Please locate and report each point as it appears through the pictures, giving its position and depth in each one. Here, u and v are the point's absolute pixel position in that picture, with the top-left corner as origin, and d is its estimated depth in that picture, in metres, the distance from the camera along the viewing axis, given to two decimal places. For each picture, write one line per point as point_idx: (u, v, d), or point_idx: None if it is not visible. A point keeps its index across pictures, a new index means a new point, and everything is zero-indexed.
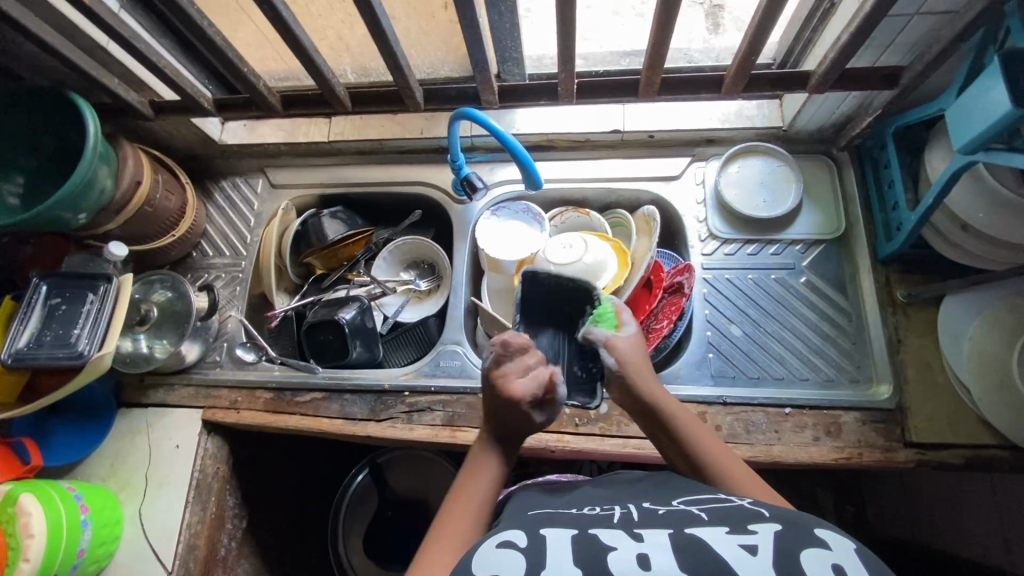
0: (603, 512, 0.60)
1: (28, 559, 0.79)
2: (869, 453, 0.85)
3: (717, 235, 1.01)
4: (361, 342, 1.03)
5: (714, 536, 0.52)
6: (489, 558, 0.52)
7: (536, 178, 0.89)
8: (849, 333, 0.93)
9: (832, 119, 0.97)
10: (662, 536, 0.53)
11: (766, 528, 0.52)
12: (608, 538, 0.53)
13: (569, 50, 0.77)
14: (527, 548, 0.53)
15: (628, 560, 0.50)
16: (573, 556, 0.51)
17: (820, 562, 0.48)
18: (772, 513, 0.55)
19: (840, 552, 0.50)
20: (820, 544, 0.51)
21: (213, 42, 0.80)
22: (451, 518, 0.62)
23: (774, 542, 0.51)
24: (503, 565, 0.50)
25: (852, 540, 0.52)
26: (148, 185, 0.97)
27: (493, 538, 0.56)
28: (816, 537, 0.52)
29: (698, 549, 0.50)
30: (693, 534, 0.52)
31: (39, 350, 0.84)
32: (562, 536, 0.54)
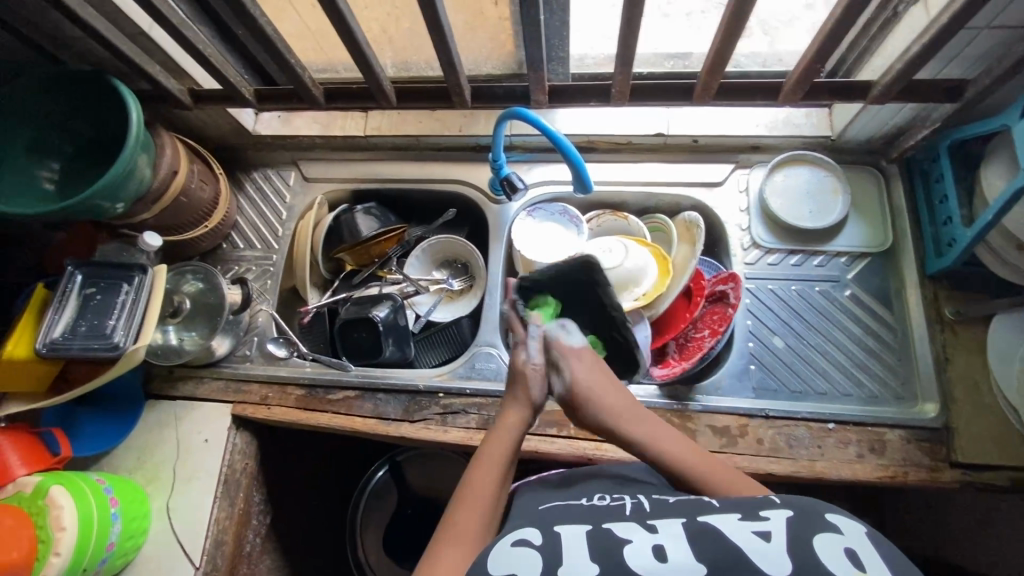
0: (614, 503, 0.60)
1: (59, 553, 0.77)
2: (913, 472, 0.83)
3: (761, 244, 0.99)
4: (394, 341, 1.02)
5: (729, 525, 0.50)
6: (504, 556, 0.51)
7: (586, 180, 0.88)
8: (894, 349, 0.92)
9: (883, 130, 0.95)
10: (675, 527, 0.52)
11: (778, 514, 0.51)
12: (621, 531, 0.53)
13: (630, 51, 0.75)
14: (542, 545, 0.52)
15: (646, 554, 0.49)
16: (589, 553, 0.50)
17: (833, 546, 0.47)
18: (782, 498, 0.53)
19: (852, 537, 0.49)
20: (833, 529, 0.49)
21: (264, 32, 0.78)
22: (474, 484, 0.61)
23: (789, 528, 0.49)
24: (520, 562, 0.50)
25: (862, 523, 0.51)
26: (184, 175, 0.95)
27: (506, 536, 0.55)
28: (828, 521, 0.50)
29: (713, 538, 0.49)
30: (706, 522, 0.51)
31: (73, 341, 0.83)
32: (575, 532, 0.54)
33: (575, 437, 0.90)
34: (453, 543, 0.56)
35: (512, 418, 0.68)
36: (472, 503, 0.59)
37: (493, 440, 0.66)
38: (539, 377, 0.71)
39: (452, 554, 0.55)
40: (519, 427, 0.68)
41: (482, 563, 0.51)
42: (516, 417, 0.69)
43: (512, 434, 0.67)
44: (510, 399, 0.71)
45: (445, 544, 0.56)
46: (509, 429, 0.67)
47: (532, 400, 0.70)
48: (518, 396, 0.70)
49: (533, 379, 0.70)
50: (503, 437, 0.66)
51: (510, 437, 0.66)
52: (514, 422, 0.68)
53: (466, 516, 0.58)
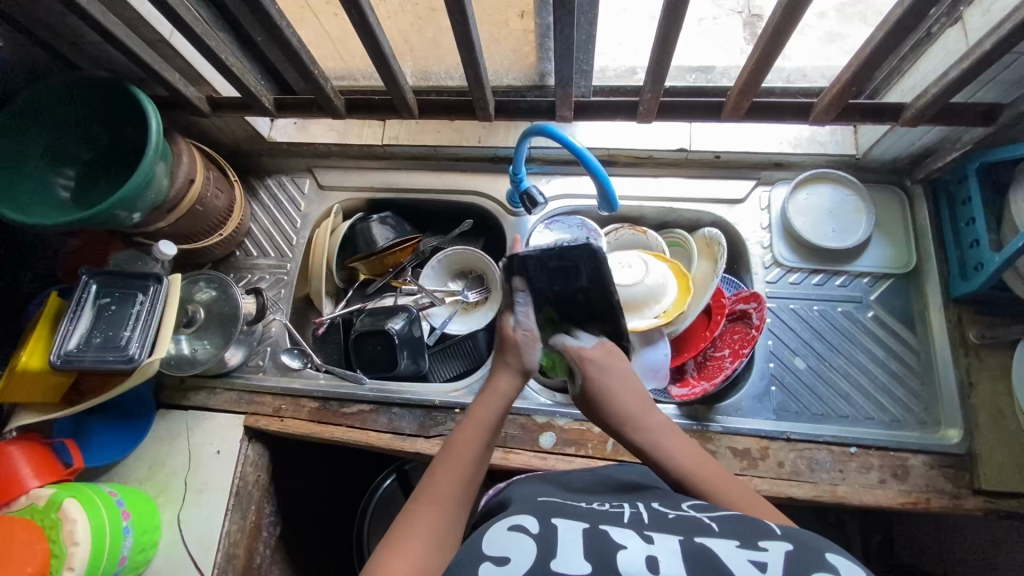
0: (613, 511, 0.58)
1: (72, 568, 0.76)
2: (936, 499, 0.82)
3: (782, 263, 0.98)
4: (409, 353, 1.01)
5: (726, 549, 0.49)
6: (498, 539, 0.53)
7: (612, 198, 0.87)
8: (916, 372, 0.91)
9: (910, 151, 0.94)
10: (672, 542, 0.51)
11: (777, 546, 0.49)
12: (617, 535, 0.52)
13: (662, 69, 0.73)
14: (538, 535, 0.52)
15: (637, 561, 0.48)
16: (584, 550, 0.49)
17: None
18: (783, 531, 0.52)
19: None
20: (830, 569, 0.46)
21: (289, 44, 0.77)
22: (454, 447, 0.64)
23: (786, 561, 0.47)
24: (515, 548, 0.50)
25: (867, 569, 0.47)
26: (200, 183, 0.94)
27: (503, 522, 0.56)
28: (828, 561, 0.47)
29: (708, 557, 0.48)
30: (702, 543, 0.50)
31: (88, 352, 0.82)
32: (571, 530, 0.53)
33: (593, 457, 0.89)
34: (429, 503, 0.59)
35: (501, 387, 0.70)
36: (450, 464, 0.62)
37: (481, 406, 0.68)
38: (528, 343, 0.71)
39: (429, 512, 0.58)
40: (506, 395, 0.69)
41: (477, 542, 0.53)
42: (506, 385, 0.70)
43: (497, 402, 0.69)
44: (503, 365, 0.72)
45: (422, 503, 0.59)
46: (495, 394, 0.69)
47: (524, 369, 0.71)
48: (511, 363, 0.72)
49: (524, 347, 0.71)
50: (488, 403, 0.68)
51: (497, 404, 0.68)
52: (502, 393, 0.69)
53: (443, 479, 0.61)
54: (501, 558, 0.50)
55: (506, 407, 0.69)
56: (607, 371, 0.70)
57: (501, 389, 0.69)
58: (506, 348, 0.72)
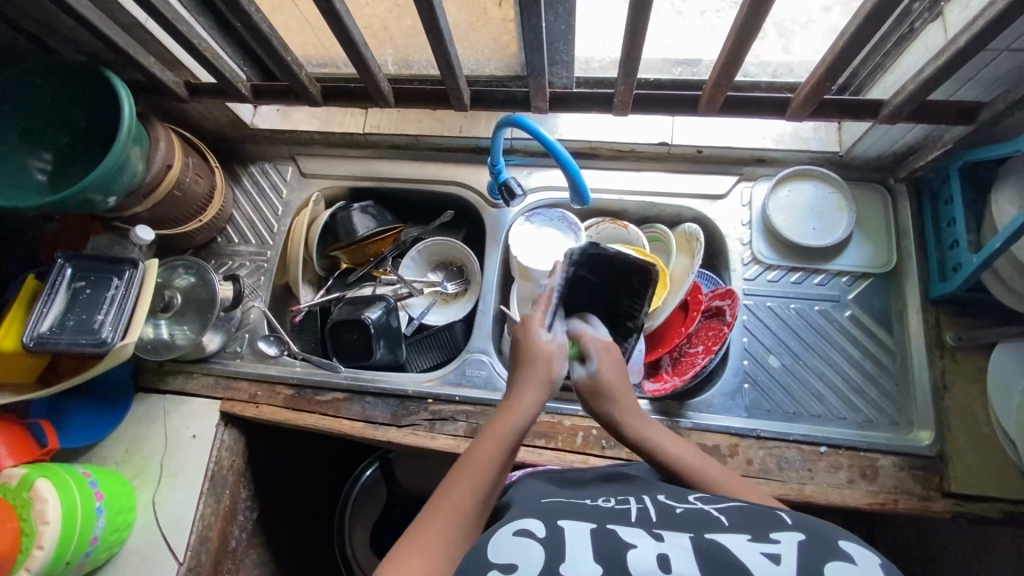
0: (620, 506, 0.58)
1: (41, 546, 0.78)
2: (904, 500, 0.82)
3: (761, 260, 0.97)
4: (385, 343, 1.01)
5: (738, 544, 0.49)
6: (506, 546, 0.51)
7: (583, 191, 0.86)
8: (891, 373, 0.90)
9: (892, 149, 0.93)
10: (682, 538, 0.51)
11: (789, 537, 0.50)
12: (626, 535, 0.51)
13: (633, 61, 0.73)
14: (545, 539, 0.51)
15: (649, 561, 0.48)
16: (593, 551, 0.49)
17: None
18: (793, 520, 0.53)
19: (866, 568, 0.47)
20: (845, 557, 0.48)
21: (259, 29, 0.76)
22: (472, 462, 0.60)
23: (799, 552, 0.48)
24: (520, 554, 0.49)
25: (878, 555, 0.49)
26: (178, 169, 0.94)
27: (508, 525, 0.54)
28: (840, 549, 0.49)
29: (720, 552, 0.48)
30: (713, 538, 0.50)
31: (61, 335, 0.82)
32: (579, 529, 0.53)
33: (563, 450, 0.89)
34: (444, 519, 0.55)
35: (528, 403, 0.66)
36: (469, 481, 0.58)
37: (504, 422, 0.64)
38: (561, 357, 0.71)
39: (441, 528, 0.54)
40: (530, 412, 0.66)
41: (483, 549, 0.52)
42: (531, 402, 0.67)
43: (521, 419, 0.65)
44: (529, 380, 0.68)
45: (433, 517, 0.55)
46: (522, 410, 0.66)
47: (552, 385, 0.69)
48: (540, 377, 0.68)
49: (556, 359, 0.70)
50: (513, 421, 0.64)
51: (520, 421, 0.65)
52: (527, 409, 0.66)
53: (460, 492, 0.57)
54: (508, 566, 0.49)
55: (528, 424, 0.66)
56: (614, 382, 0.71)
57: (526, 406, 0.66)
58: (532, 359, 0.70)
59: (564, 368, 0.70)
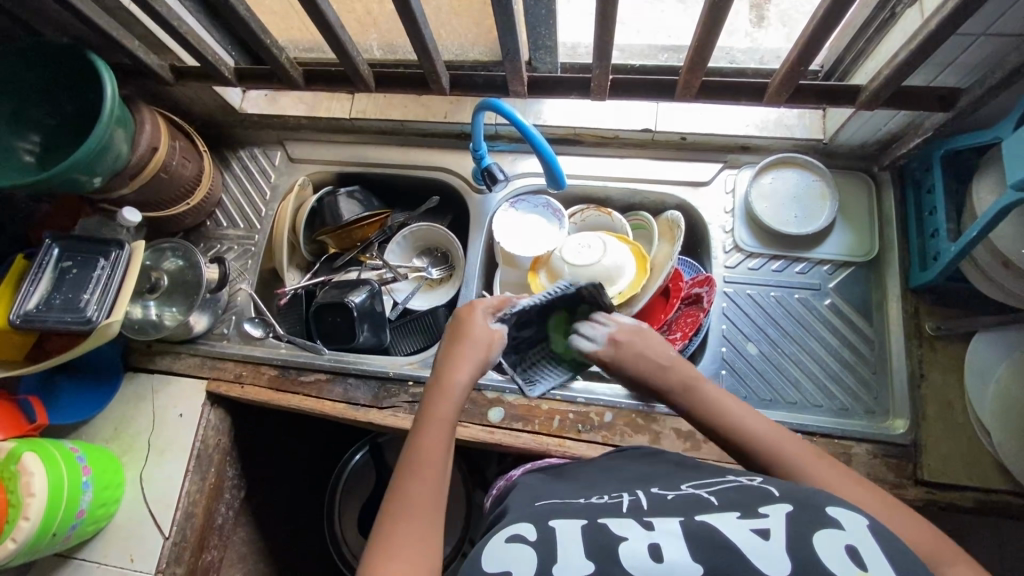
0: (612, 500, 0.58)
1: (27, 518, 0.80)
2: (877, 487, 0.82)
3: (742, 248, 0.97)
4: (369, 327, 1.02)
5: (728, 523, 0.49)
6: (497, 555, 0.51)
7: (559, 176, 0.87)
8: (869, 362, 0.90)
9: (876, 136, 0.92)
10: (672, 524, 0.51)
11: (777, 510, 0.50)
12: (618, 527, 0.52)
13: (606, 45, 0.73)
14: (537, 541, 0.51)
15: (642, 554, 0.48)
16: (584, 547, 0.50)
17: (833, 543, 0.46)
18: (780, 491, 0.53)
19: (855, 533, 0.47)
20: (834, 524, 0.48)
21: (236, 11, 0.77)
22: (426, 451, 0.63)
23: (788, 525, 0.48)
24: (516, 560, 0.49)
25: (865, 515, 0.49)
26: (164, 152, 0.95)
27: (501, 533, 0.54)
28: (827, 515, 0.49)
29: (712, 538, 0.48)
30: (704, 521, 0.50)
31: (48, 313, 0.84)
32: (570, 526, 0.53)
33: (539, 433, 0.90)
34: (411, 512, 0.58)
35: (456, 383, 0.70)
36: (428, 468, 0.61)
37: (437, 406, 0.68)
38: (494, 343, 0.75)
39: (408, 522, 0.57)
40: (459, 390, 0.70)
41: (477, 559, 0.52)
42: (461, 382, 0.71)
43: (454, 397, 0.69)
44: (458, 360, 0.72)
45: (405, 515, 0.57)
46: (451, 391, 0.69)
47: (478, 364, 0.74)
48: (469, 358, 0.73)
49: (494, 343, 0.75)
50: (447, 403, 0.68)
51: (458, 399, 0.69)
52: (458, 388, 0.70)
53: (416, 483, 0.60)
54: (501, 574, 0.49)
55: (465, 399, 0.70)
56: (636, 356, 0.76)
57: (455, 389, 0.70)
58: (456, 347, 0.74)
59: (496, 348, 0.75)
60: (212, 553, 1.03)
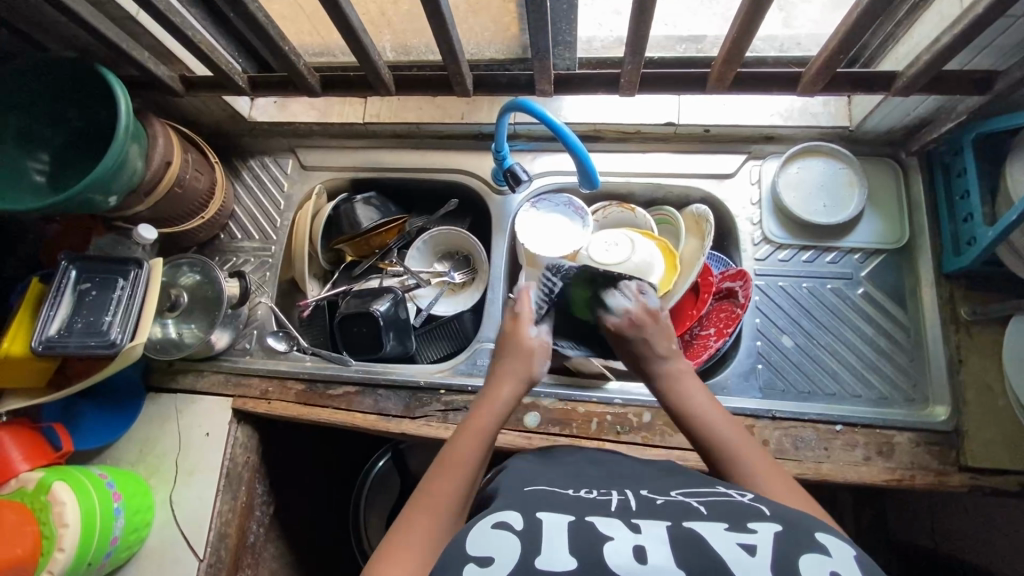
0: (600, 497, 0.61)
1: (62, 548, 0.78)
2: (921, 476, 0.82)
3: (772, 240, 0.96)
4: (394, 335, 1.00)
5: (714, 534, 0.52)
6: (482, 538, 0.53)
7: (592, 175, 0.85)
8: (905, 349, 0.89)
9: (904, 122, 0.91)
10: (657, 529, 0.53)
11: (766, 527, 0.52)
12: (604, 527, 0.54)
13: (640, 40, 0.71)
14: (522, 530, 0.54)
15: (625, 553, 0.50)
16: (569, 546, 0.51)
17: (819, 565, 0.48)
18: (771, 511, 0.55)
19: (840, 559, 0.49)
20: (821, 550, 0.50)
21: (255, 18, 0.74)
22: (454, 452, 0.66)
23: (774, 543, 0.50)
24: (499, 548, 0.52)
25: (851, 544, 0.51)
26: (178, 164, 0.92)
27: (488, 517, 0.57)
28: (816, 540, 0.51)
29: (697, 546, 0.50)
30: (690, 529, 0.53)
31: (69, 338, 0.82)
32: (556, 521, 0.55)
33: (578, 436, 0.89)
34: (433, 504, 0.60)
35: (504, 393, 0.73)
36: (450, 470, 0.64)
37: (483, 412, 0.71)
38: (540, 355, 0.79)
39: (427, 511, 0.60)
40: (506, 401, 0.73)
41: (462, 542, 0.53)
42: (508, 391, 0.74)
43: (501, 406, 0.72)
44: (506, 374, 0.76)
45: (417, 508, 0.60)
46: (498, 401, 0.72)
47: (526, 378, 0.77)
48: (513, 376, 0.76)
49: (536, 355, 0.79)
50: (491, 410, 0.71)
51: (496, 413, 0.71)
52: (505, 397, 0.73)
53: (445, 476, 0.63)
54: (485, 558, 0.51)
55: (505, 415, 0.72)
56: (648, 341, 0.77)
57: (502, 398, 0.73)
58: (515, 358, 0.78)
59: (542, 365, 0.79)
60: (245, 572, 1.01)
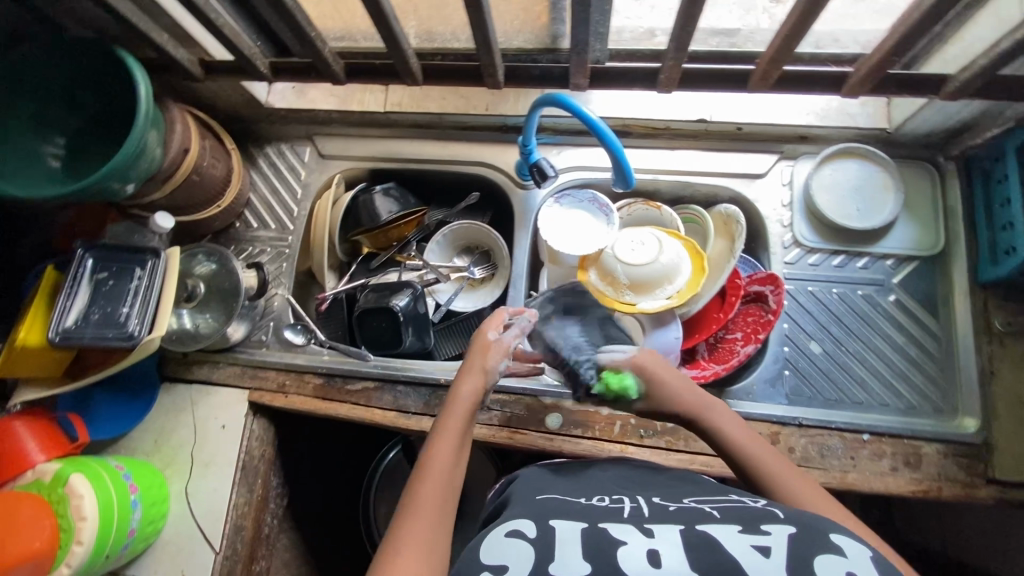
0: (613, 506, 0.61)
1: (81, 542, 0.77)
2: (947, 487, 0.81)
3: (802, 243, 0.94)
4: (414, 330, 0.99)
5: (727, 535, 0.52)
6: (497, 545, 0.55)
7: (629, 176, 0.83)
8: (935, 358, 0.88)
9: (945, 125, 0.88)
10: (674, 534, 0.54)
11: (780, 530, 0.52)
12: (618, 532, 0.55)
13: (686, 33, 0.70)
14: (535, 538, 0.55)
15: (639, 556, 0.51)
16: (582, 550, 0.52)
17: (835, 567, 0.48)
18: (785, 514, 0.55)
19: (856, 561, 0.49)
20: (836, 552, 0.50)
21: (284, 4, 0.71)
22: (433, 455, 0.63)
23: (789, 544, 0.51)
24: (512, 555, 0.53)
25: (867, 547, 0.51)
26: (195, 153, 0.89)
27: (501, 526, 0.58)
28: (832, 544, 0.51)
29: (709, 547, 0.51)
30: (705, 532, 0.53)
31: (86, 329, 0.80)
32: (570, 528, 0.56)
33: (600, 439, 0.88)
34: (420, 520, 0.57)
35: (468, 389, 0.69)
36: (434, 477, 0.61)
37: (451, 412, 0.67)
38: (500, 350, 0.73)
39: (415, 529, 0.56)
40: (472, 397, 0.69)
41: (475, 553, 0.54)
42: (473, 386, 0.70)
43: (469, 403, 0.69)
44: (468, 368, 0.72)
45: (406, 527, 0.56)
46: (464, 398, 0.69)
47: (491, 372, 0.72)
48: (476, 365, 0.72)
49: (495, 351, 0.73)
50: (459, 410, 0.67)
51: (465, 407, 0.68)
52: (470, 394, 0.69)
53: (426, 490, 0.60)
54: (498, 567, 0.52)
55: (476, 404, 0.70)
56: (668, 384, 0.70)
57: (466, 397, 0.69)
58: (476, 353, 0.73)
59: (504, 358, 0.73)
60: (261, 563, 1.00)
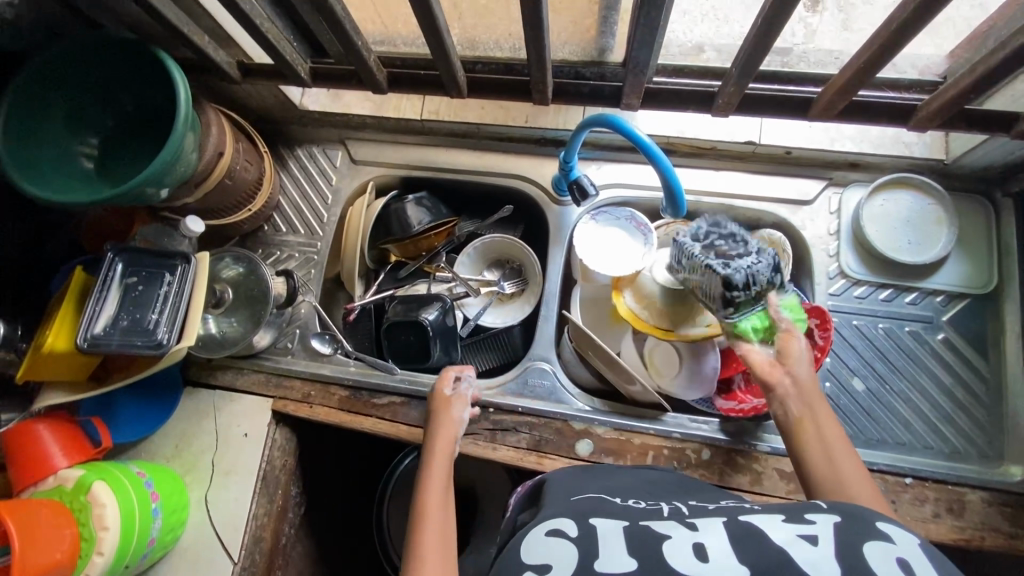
0: (650, 505, 0.59)
1: (102, 553, 0.75)
2: (990, 538, 0.77)
3: (848, 274, 0.91)
4: (442, 345, 0.96)
5: (772, 526, 0.50)
6: (537, 546, 0.53)
7: (682, 204, 0.82)
8: (983, 401, 0.85)
9: (1005, 160, 0.85)
10: (717, 526, 0.52)
11: (825, 518, 0.50)
12: (661, 527, 0.53)
13: (755, 58, 0.68)
14: (577, 537, 0.53)
15: (686, 549, 0.49)
16: (626, 547, 0.50)
17: (884, 554, 0.45)
18: (830, 505, 0.52)
19: (905, 546, 0.46)
20: (884, 537, 0.47)
21: (333, 12, 0.69)
22: (424, 507, 0.71)
23: (835, 533, 0.48)
24: (555, 556, 0.51)
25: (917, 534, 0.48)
26: (229, 157, 0.87)
27: (540, 525, 0.56)
28: (878, 529, 0.48)
29: (753, 538, 0.49)
30: (748, 523, 0.51)
31: (114, 336, 0.78)
32: (611, 526, 0.54)
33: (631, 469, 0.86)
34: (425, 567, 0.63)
35: (439, 444, 0.80)
36: (429, 524, 0.69)
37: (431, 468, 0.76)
38: (459, 405, 0.86)
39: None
40: (444, 449, 0.80)
41: (517, 554, 0.53)
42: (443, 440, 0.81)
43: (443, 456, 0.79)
44: (437, 426, 0.83)
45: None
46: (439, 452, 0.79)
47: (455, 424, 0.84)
48: (442, 423, 0.83)
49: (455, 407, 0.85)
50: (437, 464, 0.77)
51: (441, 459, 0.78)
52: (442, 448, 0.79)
53: (426, 539, 0.66)
54: (541, 566, 0.50)
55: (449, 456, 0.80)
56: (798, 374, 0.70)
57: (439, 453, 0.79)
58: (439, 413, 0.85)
59: (463, 412, 0.85)
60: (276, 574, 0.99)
